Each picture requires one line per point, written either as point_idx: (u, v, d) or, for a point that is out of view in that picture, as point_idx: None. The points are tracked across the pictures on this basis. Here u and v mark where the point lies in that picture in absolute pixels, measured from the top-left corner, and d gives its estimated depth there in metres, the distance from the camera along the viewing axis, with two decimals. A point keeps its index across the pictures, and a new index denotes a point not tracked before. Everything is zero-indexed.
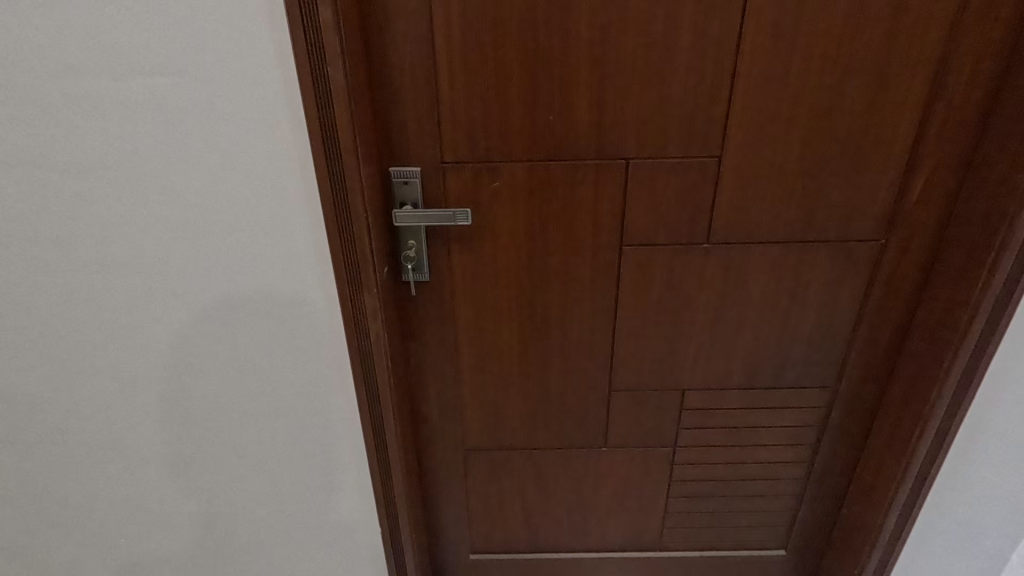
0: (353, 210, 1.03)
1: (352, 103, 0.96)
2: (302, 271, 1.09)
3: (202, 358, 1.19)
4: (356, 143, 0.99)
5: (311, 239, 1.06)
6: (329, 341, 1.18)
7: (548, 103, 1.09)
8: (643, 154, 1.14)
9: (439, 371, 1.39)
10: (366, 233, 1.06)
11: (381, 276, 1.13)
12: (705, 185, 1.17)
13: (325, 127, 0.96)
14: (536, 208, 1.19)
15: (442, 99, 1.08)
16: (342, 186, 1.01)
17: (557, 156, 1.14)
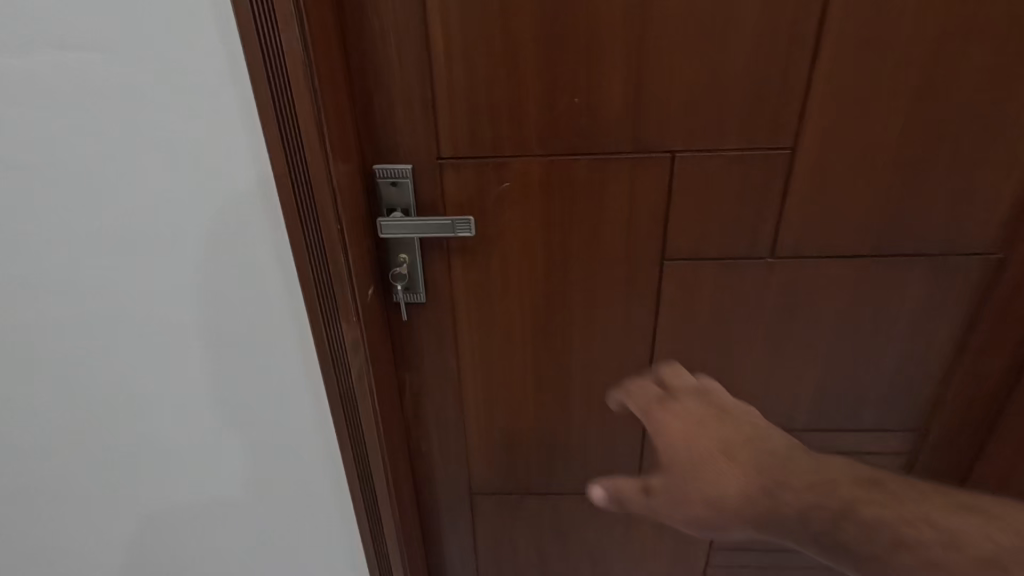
0: (324, 222, 0.82)
1: (316, 85, 0.75)
2: (268, 288, 0.91)
3: (156, 393, 1.01)
4: (323, 136, 0.77)
5: (273, 249, 0.87)
6: (302, 373, 0.99)
7: (571, 80, 0.85)
8: (692, 145, 0.90)
9: (441, 405, 1.17)
10: (340, 250, 0.84)
11: (364, 301, 0.91)
12: (771, 185, 0.92)
13: (282, 116, 0.75)
14: (556, 214, 0.96)
15: (437, 79, 0.85)
16: (308, 191, 0.80)
17: (583, 149, 0.90)
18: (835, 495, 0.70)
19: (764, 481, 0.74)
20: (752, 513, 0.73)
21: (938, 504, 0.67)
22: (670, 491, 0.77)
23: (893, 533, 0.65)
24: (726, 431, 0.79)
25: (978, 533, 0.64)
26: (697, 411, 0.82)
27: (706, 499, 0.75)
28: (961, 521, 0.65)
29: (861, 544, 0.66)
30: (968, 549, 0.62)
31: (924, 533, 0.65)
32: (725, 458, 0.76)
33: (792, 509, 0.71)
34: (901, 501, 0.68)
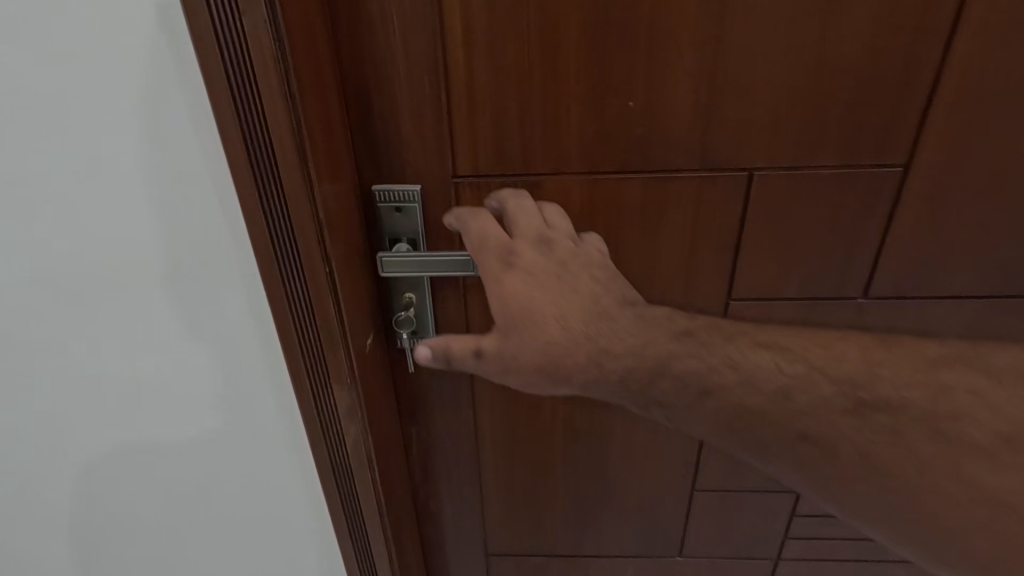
0: (309, 267, 0.63)
1: (294, 89, 0.54)
2: (238, 330, 0.74)
3: (109, 454, 0.85)
4: (304, 157, 0.57)
5: (243, 285, 0.70)
6: (281, 434, 0.82)
7: (628, 80, 0.67)
8: (775, 161, 0.71)
9: (453, 461, 0.99)
10: (329, 300, 0.65)
11: (363, 357, 0.72)
12: (872, 213, 0.74)
13: (250, 132, 0.56)
14: (601, 245, 0.77)
15: (454, 77, 0.67)
16: (288, 228, 0.61)
17: (638, 166, 0.72)
18: (657, 353, 0.65)
19: (593, 343, 0.64)
20: (579, 377, 0.66)
21: (766, 357, 0.64)
22: (498, 354, 0.67)
23: (709, 382, 0.64)
24: (566, 295, 0.65)
25: (801, 386, 0.61)
26: (540, 275, 0.66)
27: (538, 363, 0.65)
28: (787, 372, 0.62)
29: (681, 398, 0.65)
30: (791, 402, 0.61)
31: (743, 390, 0.63)
32: (559, 320, 0.64)
33: (615, 371, 0.65)
34: (721, 355, 0.65)
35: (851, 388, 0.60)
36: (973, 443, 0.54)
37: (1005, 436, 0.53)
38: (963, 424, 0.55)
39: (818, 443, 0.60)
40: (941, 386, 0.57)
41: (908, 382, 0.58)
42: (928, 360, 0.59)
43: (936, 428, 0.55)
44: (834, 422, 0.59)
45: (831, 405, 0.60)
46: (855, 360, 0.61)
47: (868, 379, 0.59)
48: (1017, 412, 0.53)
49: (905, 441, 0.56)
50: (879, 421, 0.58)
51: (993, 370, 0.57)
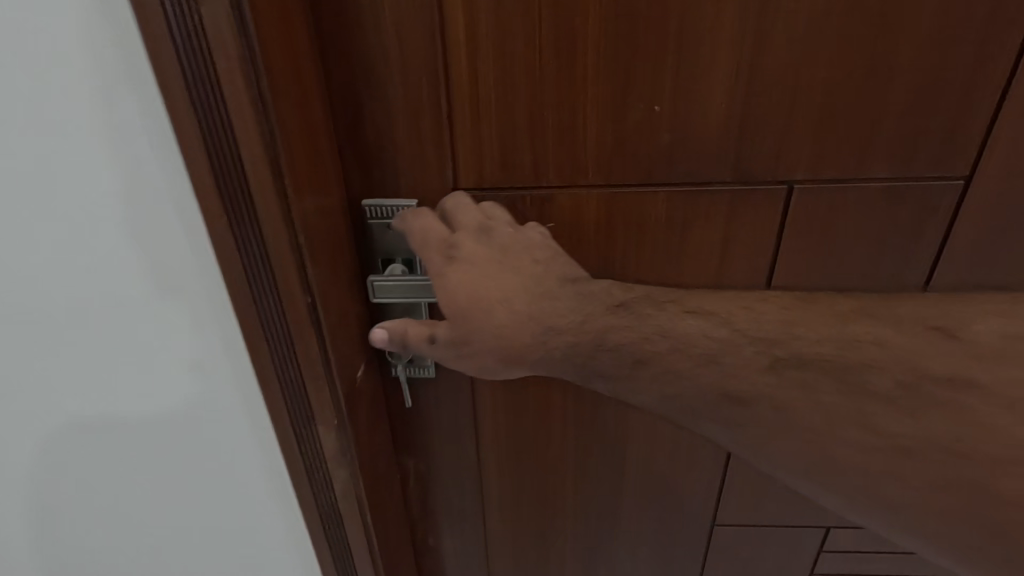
0: (288, 297, 0.54)
1: (265, 93, 0.46)
2: (211, 374, 0.62)
3: (69, 508, 0.74)
4: (279, 173, 0.49)
5: (215, 322, 0.59)
6: (264, 488, 0.71)
7: (653, 82, 0.58)
8: (820, 174, 0.63)
9: (455, 499, 0.90)
10: (311, 335, 0.57)
11: (353, 394, 0.64)
12: (926, 230, 0.65)
13: (215, 145, 0.47)
14: (620, 265, 0.69)
15: (456, 80, 0.58)
16: (262, 253, 0.52)
17: (663, 179, 0.63)
18: (595, 325, 0.61)
19: (539, 323, 0.60)
20: (536, 355, 0.61)
21: (695, 323, 0.60)
22: (453, 340, 0.61)
23: (637, 350, 0.60)
24: (509, 278, 0.60)
25: (725, 347, 0.58)
26: (481, 261, 0.60)
27: (491, 349, 0.60)
28: (711, 336, 0.59)
29: (619, 367, 0.61)
30: (714, 365, 0.58)
31: (671, 355, 0.59)
32: (505, 304, 0.60)
33: (556, 346, 0.61)
34: (651, 321, 0.61)
35: (767, 347, 0.57)
36: (878, 392, 0.53)
37: (903, 381, 0.52)
38: (868, 373, 0.54)
39: (747, 402, 0.57)
40: (854, 336, 0.55)
41: (821, 336, 0.56)
42: (842, 312, 0.57)
43: (842, 378, 0.55)
44: (757, 380, 0.57)
45: (750, 364, 0.57)
46: (776, 318, 0.58)
47: (788, 335, 0.57)
48: (921, 359, 0.52)
49: (816, 395, 0.55)
50: (797, 375, 0.56)
51: (901, 318, 0.55)
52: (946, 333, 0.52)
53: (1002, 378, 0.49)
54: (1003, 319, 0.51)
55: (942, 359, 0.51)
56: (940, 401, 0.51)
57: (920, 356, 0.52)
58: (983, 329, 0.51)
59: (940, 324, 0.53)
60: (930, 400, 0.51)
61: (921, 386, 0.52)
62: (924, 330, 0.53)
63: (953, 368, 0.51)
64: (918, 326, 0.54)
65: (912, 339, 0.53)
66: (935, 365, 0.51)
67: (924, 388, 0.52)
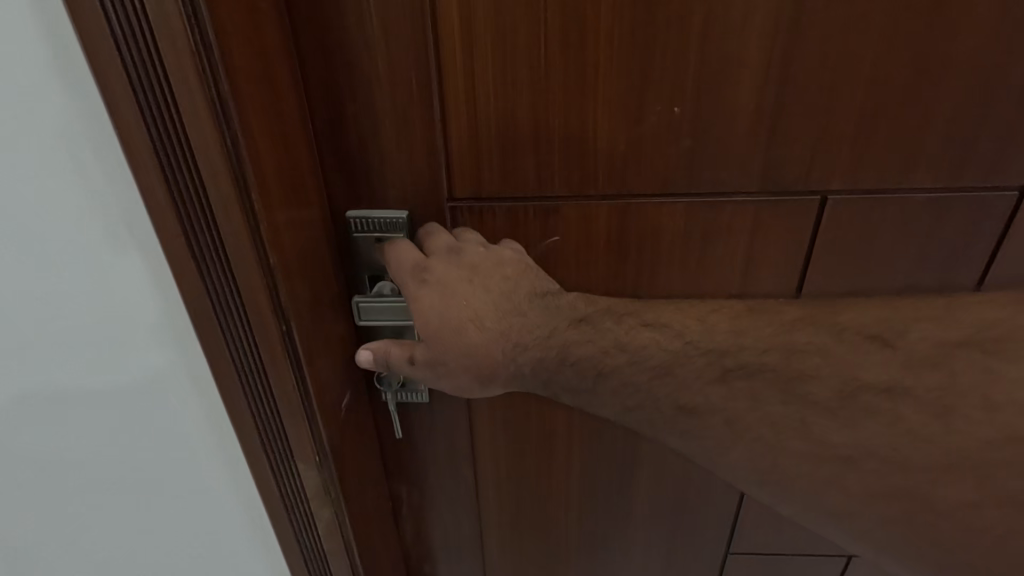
0: (260, 326, 0.48)
1: (224, 95, 0.39)
2: (178, 412, 0.56)
3: (20, 563, 0.66)
4: (244, 187, 0.42)
5: (179, 355, 0.52)
6: (239, 533, 0.64)
7: (671, 82, 0.52)
8: (858, 183, 0.56)
9: (453, 529, 0.83)
10: (287, 367, 0.50)
11: (336, 430, 0.58)
12: (969, 241, 0.59)
13: (169, 157, 0.41)
14: (631, 281, 0.62)
15: (450, 78, 0.52)
16: (228, 279, 0.46)
17: (680, 189, 0.57)
18: (555, 337, 0.55)
19: (506, 337, 0.54)
20: (505, 372, 0.55)
21: (647, 335, 0.55)
22: (426, 360, 0.55)
23: (599, 363, 0.55)
24: (474, 291, 0.54)
25: (671, 359, 0.53)
26: (447, 278, 0.54)
27: (469, 367, 0.55)
28: (659, 347, 0.54)
29: (580, 381, 0.56)
30: (665, 377, 0.53)
31: (622, 368, 0.54)
32: (472, 321, 0.54)
33: (522, 362, 0.55)
34: (611, 333, 0.55)
35: (717, 356, 0.52)
36: (821, 405, 0.48)
37: (842, 391, 0.47)
38: (810, 385, 0.49)
39: (705, 416, 0.52)
40: (799, 347, 0.50)
41: (766, 347, 0.51)
42: (787, 320, 0.52)
43: (784, 391, 0.50)
44: (710, 393, 0.52)
45: (698, 375, 0.52)
46: (723, 328, 0.53)
47: (733, 346, 0.52)
48: (863, 369, 0.47)
49: (758, 408, 0.50)
50: (745, 388, 0.51)
51: (841, 326, 0.49)
52: (883, 342, 0.47)
53: (932, 387, 0.44)
54: (940, 322, 0.45)
55: (877, 368, 0.46)
56: (878, 412, 0.46)
57: (858, 367, 0.47)
58: (919, 337, 0.46)
59: (877, 332, 0.47)
60: (869, 411, 0.46)
61: (861, 396, 0.46)
62: (863, 341, 0.48)
63: (889, 378, 0.46)
64: (855, 334, 0.48)
65: (848, 349, 0.48)
66: (871, 375, 0.46)
67: (862, 399, 0.46)
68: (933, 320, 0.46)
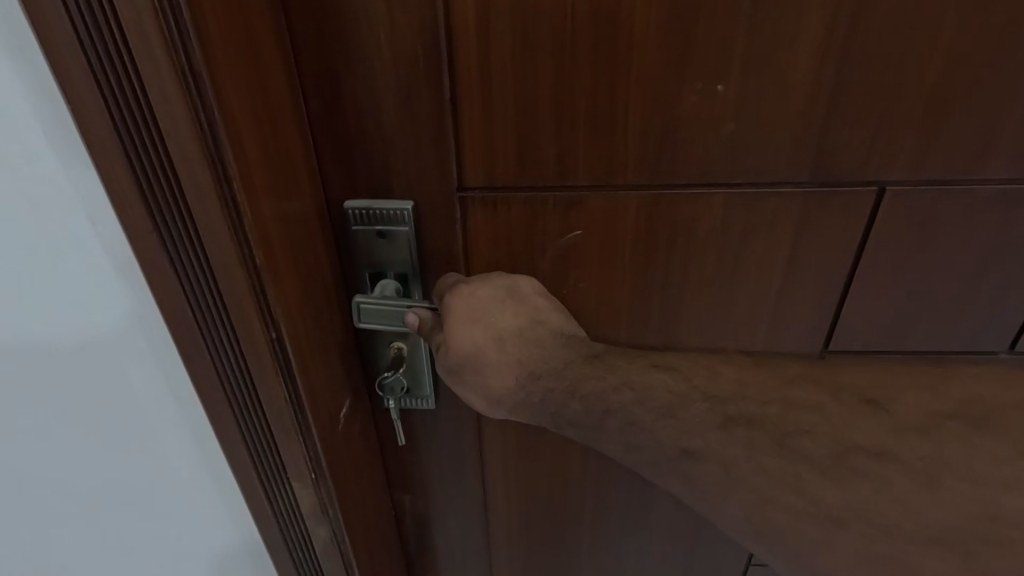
0: (245, 333, 0.42)
1: (195, 63, 0.33)
2: (158, 426, 0.51)
3: None
4: (223, 175, 0.36)
5: (157, 366, 0.47)
6: (228, 544, 0.60)
7: (714, 57, 0.45)
8: (921, 173, 0.50)
9: (457, 537, 0.77)
10: (277, 379, 0.45)
11: (335, 447, 0.53)
12: None
13: (135, 139, 0.35)
14: (657, 299, 0.57)
15: (464, 49, 0.45)
16: (207, 279, 0.40)
17: (718, 180, 0.51)
18: (567, 369, 0.53)
19: (522, 368, 0.54)
20: (513, 400, 0.54)
21: (654, 375, 0.50)
22: (447, 369, 0.53)
23: (607, 402, 0.50)
24: (507, 316, 0.54)
25: (677, 403, 0.48)
26: (483, 297, 0.53)
27: (481, 390, 0.54)
28: (666, 389, 0.49)
29: (586, 416, 0.51)
30: (669, 421, 0.48)
31: (632, 407, 0.49)
32: (494, 341, 0.53)
33: (530, 390, 0.53)
34: (620, 370, 0.51)
35: (717, 404, 0.47)
36: (812, 460, 0.43)
37: (835, 452, 0.42)
38: (805, 440, 0.43)
39: (706, 462, 0.46)
40: (798, 404, 0.45)
41: (768, 398, 0.46)
42: (788, 376, 0.47)
43: (781, 442, 0.44)
44: (713, 439, 0.46)
45: (699, 423, 0.47)
46: (729, 377, 0.48)
47: (734, 394, 0.47)
48: (858, 433, 0.42)
49: (752, 458, 0.45)
50: (745, 436, 0.45)
51: (842, 386, 0.45)
52: (880, 408, 0.43)
53: (923, 455, 0.40)
54: (930, 391, 0.42)
55: (873, 432, 0.42)
56: (867, 475, 0.41)
57: (851, 428, 0.42)
58: (912, 404, 0.42)
59: (871, 393, 0.43)
60: (857, 472, 0.42)
61: (851, 458, 0.42)
62: (858, 403, 0.43)
63: (881, 442, 0.41)
64: (854, 397, 0.44)
65: (847, 411, 0.43)
66: (868, 437, 0.42)
67: (850, 460, 0.42)
68: (919, 387, 0.43)
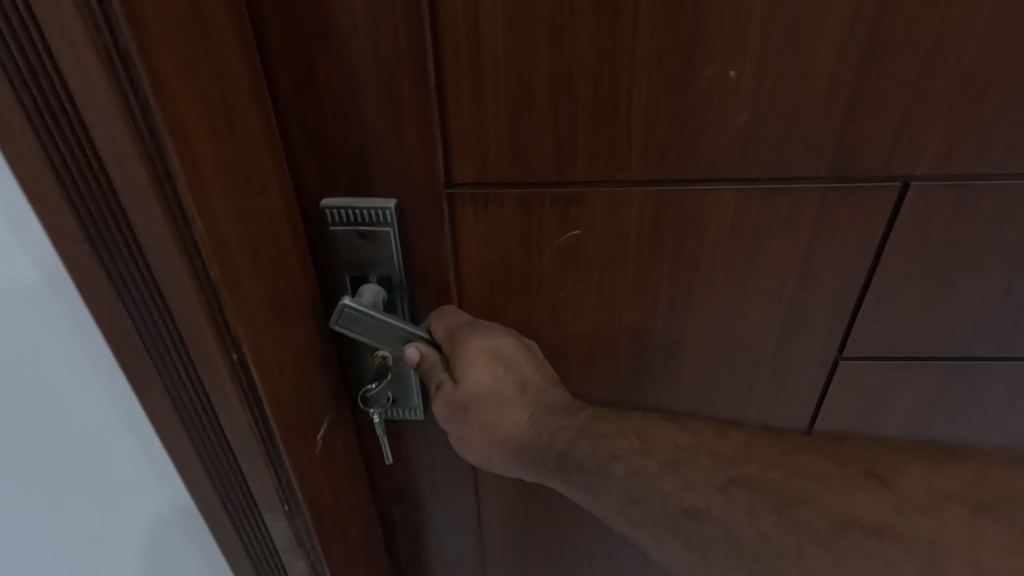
0: (200, 354, 0.38)
1: (124, 45, 0.28)
2: (105, 454, 0.47)
3: None
4: (166, 175, 0.31)
5: (103, 388, 0.44)
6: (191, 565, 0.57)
7: (730, 36, 0.41)
8: (951, 167, 0.46)
9: (451, 550, 0.74)
10: (239, 406, 0.40)
11: (310, 473, 0.48)
12: None
13: (50, 126, 0.29)
14: (664, 300, 0.53)
15: (452, 27, 0.40)
16: (152, 293, 0.35)
17: (730, 173, 0.46)
18: (584, 412, 0.49)
19: (529, 407, 0.51)
20: (518, 440, 0.50)
21: (667, 428, 0.45)
22: (450, 406, 0.50)
23: (613, 445, 0.45)
24: (521, 358, 0.52)
25: (683, 457, 0.42)
26: (501, 338, 0.51)
27: (485, 428, 0.51)
28: (672, 441, 0.44)
29: (594, 457, 0.45)
30: (672, 474, 0.42)
31: (636, 456, 0.44)
32: (507, 378, 0.50)
33: (540, 429, 0.49)
34: (636, 421, 0.47)
35: (723, 464, 0.41)
36: (814, 534, 0.35)
37: (838, 524, 0.35)
38: (806, 511, 0.36)
39: (707, 525, 0.39)
40: (797, 470, 0.39)
41: (771, 461, 0.40)
42: (791, 443, 0.41)
43: (780, 509, 0.37)
44: (713, 502, 0.39)
45: (701, 480, 0.40)
46: (735, 441, 0.42)
47: (740, 457, 0.41)
48: (856, 506, 0.35)
49: (756, 529, 0.37)
50: (746, 502, 0.38)
51: (845, 453, 0.39)
52: (879, 482, 0.36)
53: (923, 537, 0.33)
54: (937, 469, 0.35)
55: (873, 507, 0.35)
56: (867, 555, 0.34)
57: (851, 501, 0.36)
58: (917, 481, 0.35)
59: (872, 465, 0.37)
60: (861, 551, 0.34)
61: (852, 535, 0.35)
62: (858, 476, 0.37)
63: (884, 520, 0.34)
64: (855, 470, 0.37)
65: (847, 485, 0.37)
66: (869, 514, 0.35)
67: (852, 535, 0.35)
68: (925, 464, 0.36)
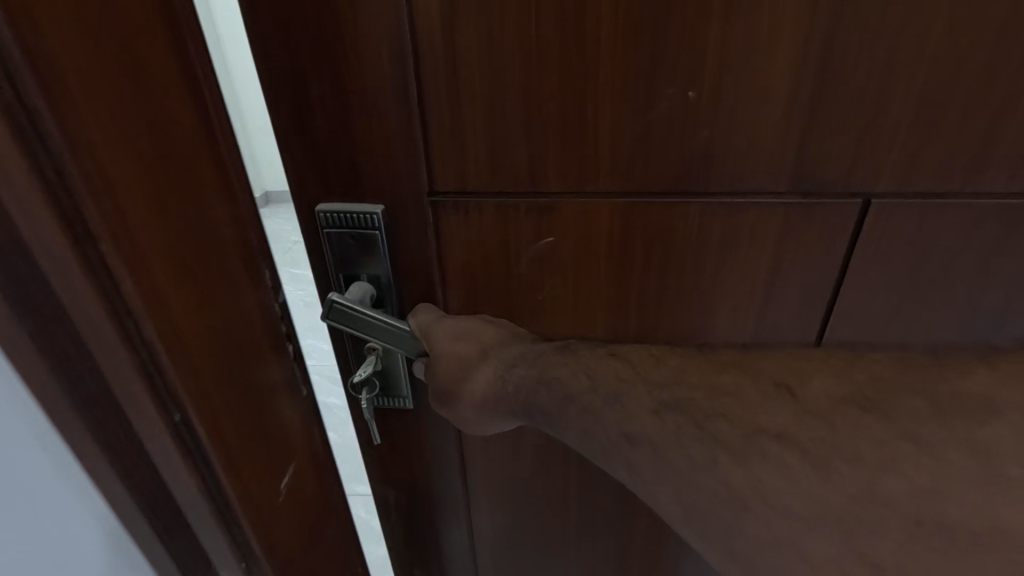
0: (140, 423, 0.40)
1: (52, 146, 0.30)
2: (62, 512, 0.43)
3: None
4: (99, 262, 0.34)
5: (44, 447, 0.40)
6: None
7: (686, 64, 0.44)
8: (913, 184, 0.47)
9: (443, 533, 0.78)
10: (183, 466, 0.43)
11: (268, 519, 0.52)
12: None
13: None
14: (637, 303, 0.56)
15: (429, 55, 0.44)
16: (89, 374, 0.37)
17: (695, 187, 0.49)
18: (537, 357, 0.53)
19: (499, 364, 0.54)
20: (498, 398, 0.54)
21: (609, 364, 0.48)
22: (437, 393, 0.55)
23: (564, 386, 0.49)
24: (487, 327, 0.56)
25: (621, 388, 0.45)
26: (466, 322, 0.56)
27: (478, 403, 0.55)
28: (615, 374, 0.47)
29: (551, 399, 0.49)
30: (613, 407, 0.45)
31: (581, 391, 0.47)
32: (478, 355, 0.55)
33: (509, 384, 0.53)
34: (580, 357, 0.50)
35: (660, 389, 0.43)
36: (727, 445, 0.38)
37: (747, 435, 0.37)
38: (721, 424, 0.39)
39: (639, 447, 0.42)
40: (720, 388, 0.40)
41: (697, 380, 0.42)
42: (721, 362, 0.43)
43: (702, 424, 0.39)
44: (647, 426, 0.42)
45: (636, 406, 0.43)
46: (671, 364, 0.45)
47: (672, 379, 0.43)
48: (767, 417, 0.37)
49: (683, 450, 0.40)
50: (674, 423, 0.41)
51: (762, 369, 0.40)
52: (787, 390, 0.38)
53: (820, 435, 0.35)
54: (845, 376, 0.37)
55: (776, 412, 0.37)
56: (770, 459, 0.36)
57: (765, 415, 0.37)
58: (820, 387, 0.37)
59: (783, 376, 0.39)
60: (767, 457, 0.36)
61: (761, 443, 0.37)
62: (770, 387, 0.39)
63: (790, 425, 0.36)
64: (768, 381, 0.39)
65: (760, 396, 0.38)
66: (774, 420, 0.37)
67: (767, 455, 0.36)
68: (830, 372, 0.38)
